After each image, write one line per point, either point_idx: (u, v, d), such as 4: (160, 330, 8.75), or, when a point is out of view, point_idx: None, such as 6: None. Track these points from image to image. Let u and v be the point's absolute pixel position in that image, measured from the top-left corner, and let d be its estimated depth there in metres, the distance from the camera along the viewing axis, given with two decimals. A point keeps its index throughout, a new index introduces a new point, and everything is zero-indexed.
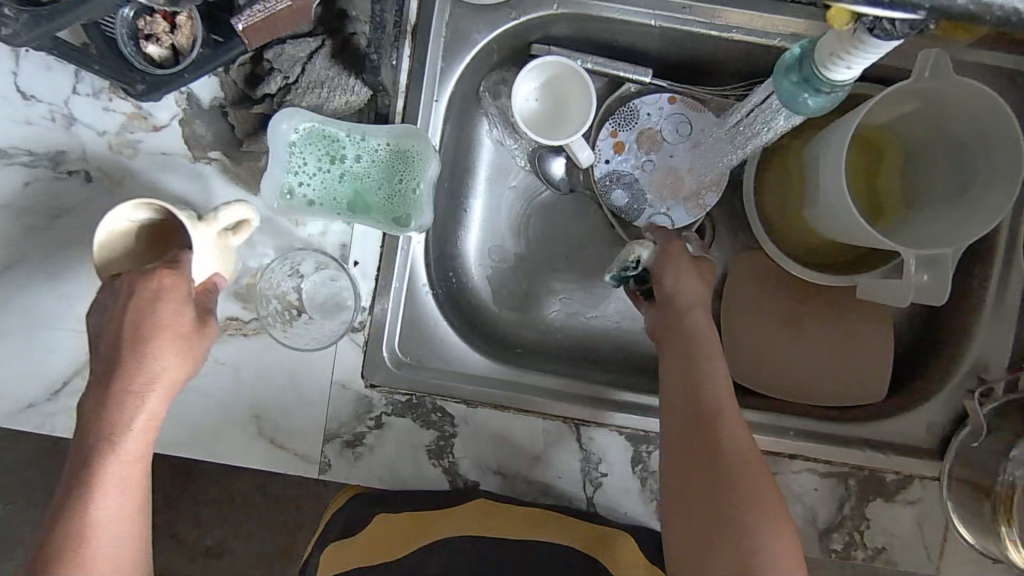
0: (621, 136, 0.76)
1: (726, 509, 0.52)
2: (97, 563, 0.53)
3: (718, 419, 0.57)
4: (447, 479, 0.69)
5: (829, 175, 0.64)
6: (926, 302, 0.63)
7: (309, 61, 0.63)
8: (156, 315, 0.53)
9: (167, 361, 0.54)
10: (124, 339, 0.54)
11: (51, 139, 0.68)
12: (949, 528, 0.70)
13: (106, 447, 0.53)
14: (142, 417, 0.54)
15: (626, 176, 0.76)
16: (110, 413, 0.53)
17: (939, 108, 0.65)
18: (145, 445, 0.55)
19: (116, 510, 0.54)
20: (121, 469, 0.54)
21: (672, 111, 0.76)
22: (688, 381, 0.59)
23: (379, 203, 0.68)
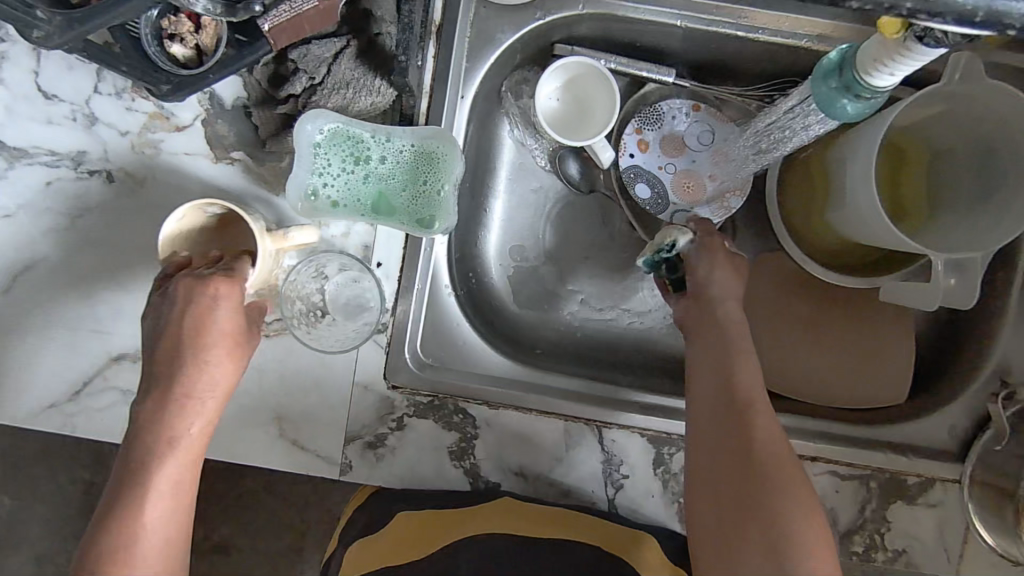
0: (646, 136, 0.76)
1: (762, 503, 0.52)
2: (143, 558, 0.55)
3: (748, 405, 0.57)
4: (468, 480, 0.69)
5: (858, 177, 0.63)
6: (954, 306, 0.63)
7: (334, 62, 0.63)
8: (216, 321, 0.57)
9: (221, 368, 0.58)
10: (185, 344, 0.57)
11: (72, 139, 0.67)
12: (970, 531, 0.70)
13: (163, 446, 0.56)
14: (199, 417, 0.57)
15: (650, 176, 0.76)
16: (169, 416, 0.57)
17: (966, 110, 0.64)
18: (200, 443, 0.58)
19: (165, 509, 0.56)
20: (174, 465, 0.57)
21: (697, 116, 0.76)
22: (719, 367, 0.59)
23: (403, 205, 0.67)
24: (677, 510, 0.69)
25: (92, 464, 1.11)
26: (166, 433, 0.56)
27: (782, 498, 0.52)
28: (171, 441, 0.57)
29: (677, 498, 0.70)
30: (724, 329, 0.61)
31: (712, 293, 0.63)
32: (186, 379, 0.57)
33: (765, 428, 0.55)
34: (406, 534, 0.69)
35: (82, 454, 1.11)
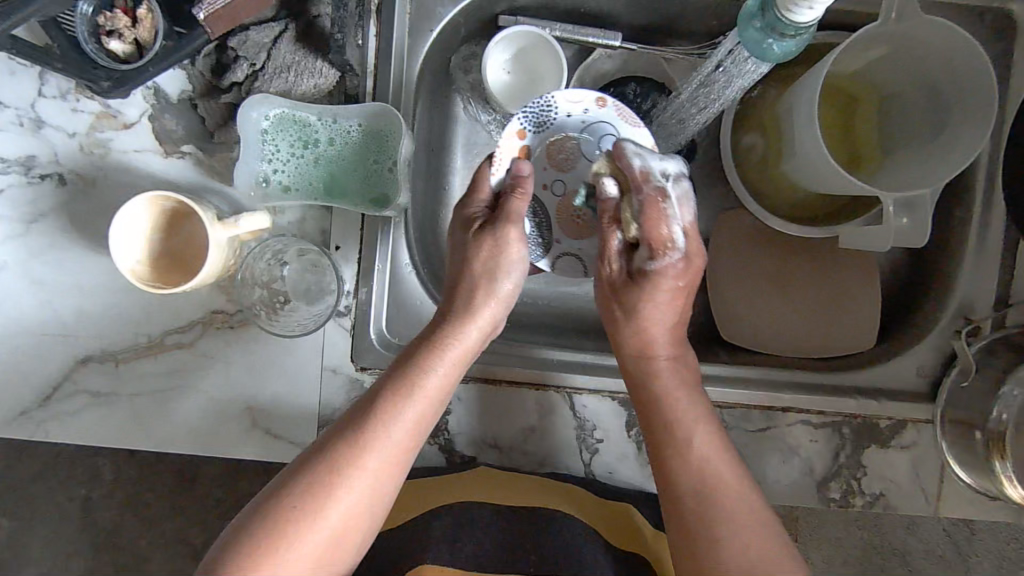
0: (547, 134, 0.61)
1: (709, 529, 0.56)
2: (292, 552, 0.51)
3: (689, 441, 0.60)
4: (444, 456, 0.70)
5: (804, 125, 0.64)
6: (908, 245, 0.64)
7: (274, 47, 0.64)
8: (456, 334, 0.60)
9: (445, 367, 0.59)
10: (423, 351, 0.59)
11: (20, 145, 0.67)
12: (945, 468, 0.70)
13: (366, 437, 0.54)
14: (413, 409, 0.56)
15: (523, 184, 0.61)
16: (400, 410, 0.56)
17: (908, 50, 0.65)
18: (406, 442, 0.56)
19: (354, 505, 0.53)
20: (375, 459, 0.54)
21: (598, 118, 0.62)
22: (674, 471, 0.60)
23: (356, 185, 0.68)
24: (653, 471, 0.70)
25: (86, 479, 1.10)
26: (377, 425, 0.55)
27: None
28: (377, 446, 0.54)
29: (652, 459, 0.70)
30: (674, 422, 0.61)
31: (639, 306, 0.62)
32: (419, 383, 0.57)
33: (735, 509, 0.57)
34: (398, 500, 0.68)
35: (75, 470, 1.10)
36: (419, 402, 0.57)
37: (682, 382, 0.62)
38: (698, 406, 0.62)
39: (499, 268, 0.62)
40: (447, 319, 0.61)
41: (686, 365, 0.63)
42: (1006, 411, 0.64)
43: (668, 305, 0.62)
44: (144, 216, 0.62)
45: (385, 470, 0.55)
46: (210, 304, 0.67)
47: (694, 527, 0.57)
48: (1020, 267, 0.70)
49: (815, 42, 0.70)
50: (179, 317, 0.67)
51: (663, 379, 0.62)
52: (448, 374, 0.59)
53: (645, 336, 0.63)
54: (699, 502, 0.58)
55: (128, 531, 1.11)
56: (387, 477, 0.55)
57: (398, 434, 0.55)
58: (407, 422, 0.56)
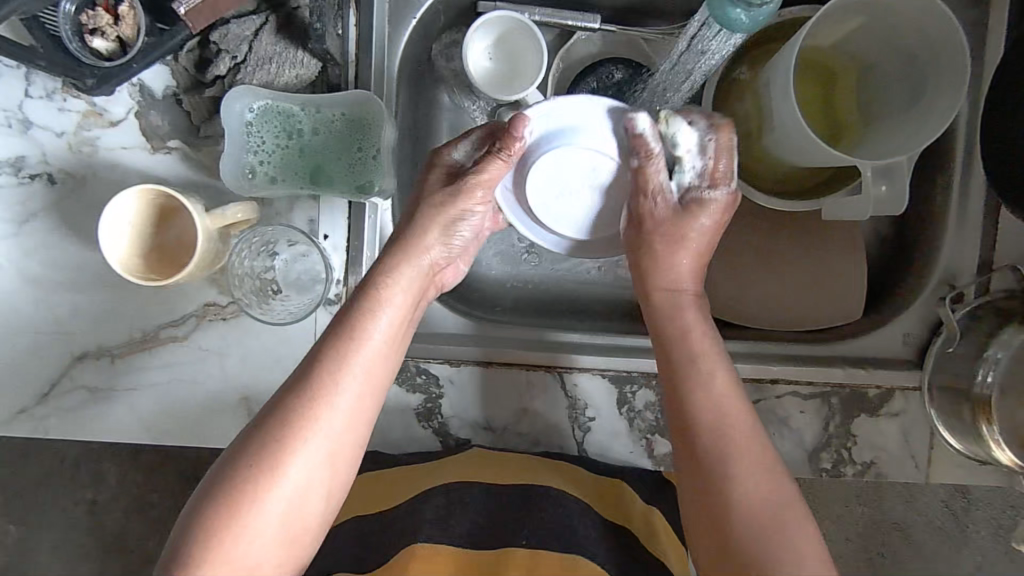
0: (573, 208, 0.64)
1: (716, 489, 0.56)
2: (249, 524, 0.51)
3: (697, 373, 0.60)
4: (438, 440, 0.71)
5: (781, 98, 0.64)
6: (888, 213, 0.65)
7: (255, 39, 0.65)
8: (393, 281, 0.60)
9: (387, 319, 0.59)
10: (359, 302, 0.59)
11: (9, 147, 0.68)
12: (934, 435, 0.71)
13: (313, 395, 0.54)
14: (357, 361, 0.56)
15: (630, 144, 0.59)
16: (340, 364, 0.56)
17: (883, 20, 0.65)
18: (355, 400, 0.56)
19: (308, 469, 0.53)
20: (328, 417, 0.54)
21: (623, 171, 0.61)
22: (711, 447, 0.57)
23: (341, 173, 0.68)
24: (646, 447, 0.70)
25: (91, 482, 1.11)
26: (320, 384, 0.55)
27: (784, 559, 0.53)
28: (324, 406, 0.54)
29: (644, 435, 0.70)
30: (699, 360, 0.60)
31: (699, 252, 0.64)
32: (359, 338, 0.57)
33: (747, 480, 0.56)
34: (390, 484, 0.68)
35: (80, 473, 1.11)
36: (365, 354, 0.57)
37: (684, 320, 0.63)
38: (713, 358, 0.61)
39: (434, 213, 0.62)
40: (383, 266, 0.61)
41: (710, 306, 0.65)
42: (992, 373, 0.65)
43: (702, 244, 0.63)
44: (130, 210, 0.63)
45: (340, 430, 0.55)
46: (202, 296, 0.68)
47: (706, 497, 0.57)
48: (1003, 232, 0.71)
49: (791, 17, 0.71)
50: (172, 311, 0.68)
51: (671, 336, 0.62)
52: (391, 324, 0.59)
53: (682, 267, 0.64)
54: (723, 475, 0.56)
55: (134, 532, 1.12)
56: (344, 437, 0.55)
57: (348, 390, 0.55)
58: (351, 377, 0.56)
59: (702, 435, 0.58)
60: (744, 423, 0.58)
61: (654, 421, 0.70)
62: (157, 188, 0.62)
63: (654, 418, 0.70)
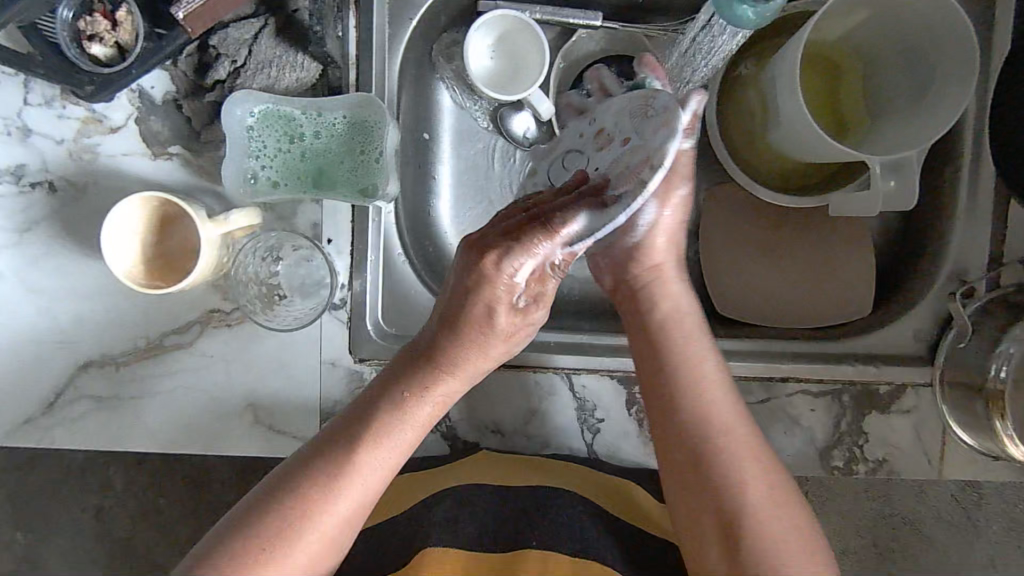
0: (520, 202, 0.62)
1: (701, 460, 0.58)
2: None
3: (687, 363, 0.61)
4: (446, 443, 0.70)
5: (787, 93, 0.63)
6: (896, 209, 0.64)
7: (254, 42, 0.64)
8: (427, 390, 0.60)
9: (412, 425, 0.60)
10: (387, 401, 0.59)
11: (10, 155, 0.67)
12: (946, 431, 0.70)
13: (324, 500, 0.55)
14: (374, 473, 0.57)
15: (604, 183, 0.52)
16: (356, 472, 0.57)
17: (890, 12, 0.65)
18: (363, 506, 0.57)
19: (302, 562, 0.55)
20: (330, 521, 0.56)
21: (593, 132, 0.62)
22: (689, 427, 0.59)
23: (344, 177, 0.67)
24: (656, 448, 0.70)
25: (96, 487, 1.11)
26: (335, 490, 0.56)
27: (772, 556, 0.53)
28: (331, 508, 0.56)
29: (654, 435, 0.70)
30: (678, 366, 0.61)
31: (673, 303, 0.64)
32: (383, 432, 0.58)
33: (734, 453, 0.58)
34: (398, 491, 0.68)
35: (84, 478, 1.10)
36: (379, 468, 0.58)
37: (685, 364, 0.61)
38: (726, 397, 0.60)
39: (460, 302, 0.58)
40: (416, 365, 0.61)
41: (688, 302, 0.65)
42: (1005, 368, 0.64)
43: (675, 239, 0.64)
44: (133, 219, 0.62)
45: (336, 534, 0.56)
46: (206, 303, 0.68)
47: (692, 466, 0.58)
48: (1014, 225, 0.70)
49: (797, 11, 0.70)
50: (176, 318, 0.68)
51: (654, 316, 0.63)
52: (413, 433, 0.60)
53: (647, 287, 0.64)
54: (705, 448, 0.58)
55: (142, 537, 1.12)
56: (338, 536, 0.56)
57: (354, 498, 0.57)
58: (362, 487, 0.57)
59: (684, 413, 0.60)
60: (734, 428, 0.59)
61: None
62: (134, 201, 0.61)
63: None
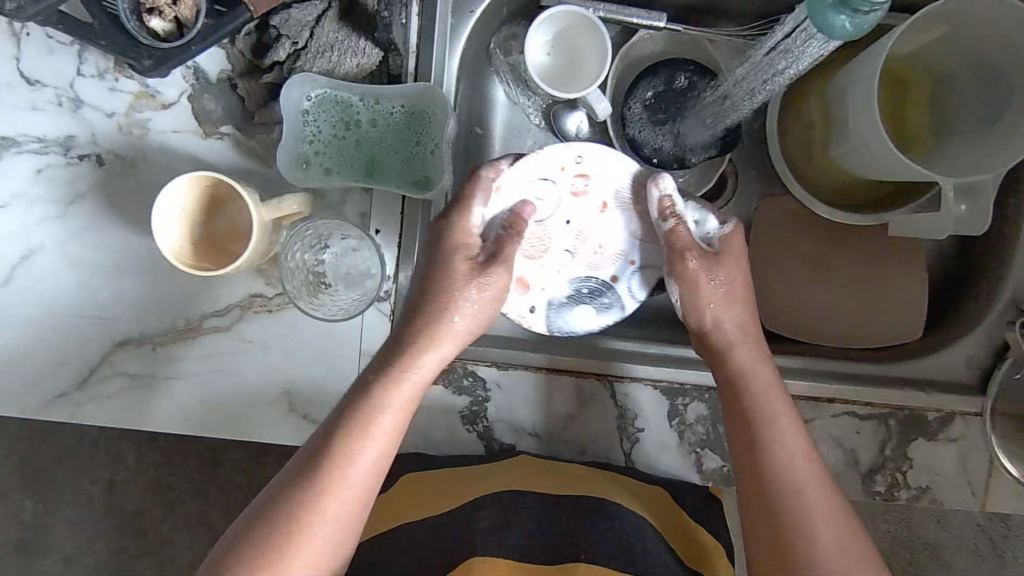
0: (492, 177, 0.64)
1: (773, 498, 0.56)
2: None
3: (763, 404, 0.60)
4: (482, 444, 0.68)
5: (861, 106, 0.62)
6: (966, 232, 0.63)
7: (317, 25, 0.63)
8: (402, 377, 0.58)
9: (396, 412, 0.57)
10: (363, 392, 0.57)
11: (58, 125, 0.66)
12: (994, 462, 0.68)
13: (310, 501, 0.53)
14: (359, 462, 0.55)
15: (614, 291, 0.68)
16: (342, 465, 0.55)
17: (969, 29, 0.63)
18: (355, 502, 0.55)
19: (304, 567, 0.53)
20: (320, 522, 0.54)
21: (573, 173, 0.67)
22: (760, 464, 0.58)
23: (396, 167, 0.66)
24: (695, 461, 0.68)
25: (112, 462, 1.10)
26: (320, 487, 0.54)
27: None
28: (319, 507, 0.54)
29: (694, 449, 0.68)
30: (754, 407, 0.59)
31: (734, 347, 0.62)
32: (372, 420, 0.56)
33: (803, 494, 0.56)
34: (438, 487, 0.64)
35: (101, 452, 1.10)
36: (364, 461, 0.55)
37: (767, 411, 0.59)
38: (807, 464, 0.57)
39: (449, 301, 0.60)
40: (396, 353, 0.59)
41: (758, 342, 0.63)
42: None
43: (723, 295, 0.63)
44: (179, 199, 0.61)
45: (329, 534, 0.54)
46: (249, 287, 0.67)
47: (763, 506, 0.57)
48: None
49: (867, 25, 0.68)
50: (217, 300, 0.67)
51: (729, 359, 0.62)
52: (397, 419, 0.57)
53: (715, 328, 0.63)
54: (776, 487, 0.57)
55: (154, 515, 1.11)
56: (334, 536, 0.54)
57: (344, 493, 0.55)
58: (351, 480, 0.55)
59: (759, 451, 0.58)
60: (808, 465, 0.58)
61: (705, 435, 0.68)
62: (165, 197, 0.59)
63: (705, 432, 0.68)
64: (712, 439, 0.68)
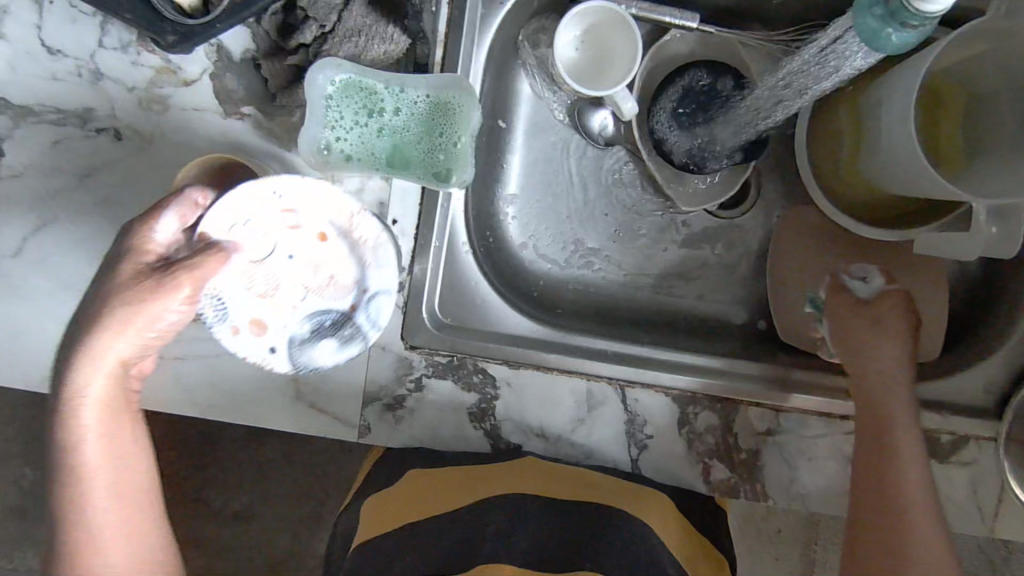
0: (201, 199, 0.53)
1: (892, 526, 0.56)
2: None
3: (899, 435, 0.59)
4: (489, 442, 0.68)
5: (895, 121, 0.61)
6: (996, 256, 0.62)
7: (345, 8, 0.60)
8: (77, 391, 0.49)
9: (91, 422, 0.50)
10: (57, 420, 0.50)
11: (77, 96, 0.65)
12: (1004, 489, 0.68)
13: (82, 525, 0.50)
14: (92, 482, 0.50)
15: (354, 322, 0.58)
16: (73, 486, 0.50)
17: None
18: (125, 510, 0.52)
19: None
20: (85, 541, 0.51)
21: (281, 210, 0.56)
22: (884, 494, 0.58)
23: (418, 157, 0.64)
24: (702, 471, 0.68)
25: None
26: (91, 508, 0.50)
27: None
28: (93, 528, 0.51)
29: (702, 458, 0.68)
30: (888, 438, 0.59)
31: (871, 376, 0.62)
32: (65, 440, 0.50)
33: (920, 530, 0.55)
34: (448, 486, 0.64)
35: None
36: (96, 479, 0.51)
37: (901, 444, 0.59)
38: (918, 492, 0.57)
39: (129, 309, 0.49)
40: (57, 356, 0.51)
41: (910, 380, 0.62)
42: None
43: (880, 335, 0.63)
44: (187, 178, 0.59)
45: (115, 552, 0.51)
46: None
47: (880, 532, 0.57)
48: None
49: None
50: None
51: (870, 386, 0.62)
52: (104, 424, 0.51)
53: (864, 358, 0.63)
54: (898, 517, 0.56)
55: None
56: (130, 550, 0.52)
57: (108, 507, 0.51)
58: (105, 497, 0.51)
59: (885, 481, 0.58)
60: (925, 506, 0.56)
61: (713, 445, 0.68)
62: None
63: (713, 441, 0.68)
64: (721, 449, 0.68)
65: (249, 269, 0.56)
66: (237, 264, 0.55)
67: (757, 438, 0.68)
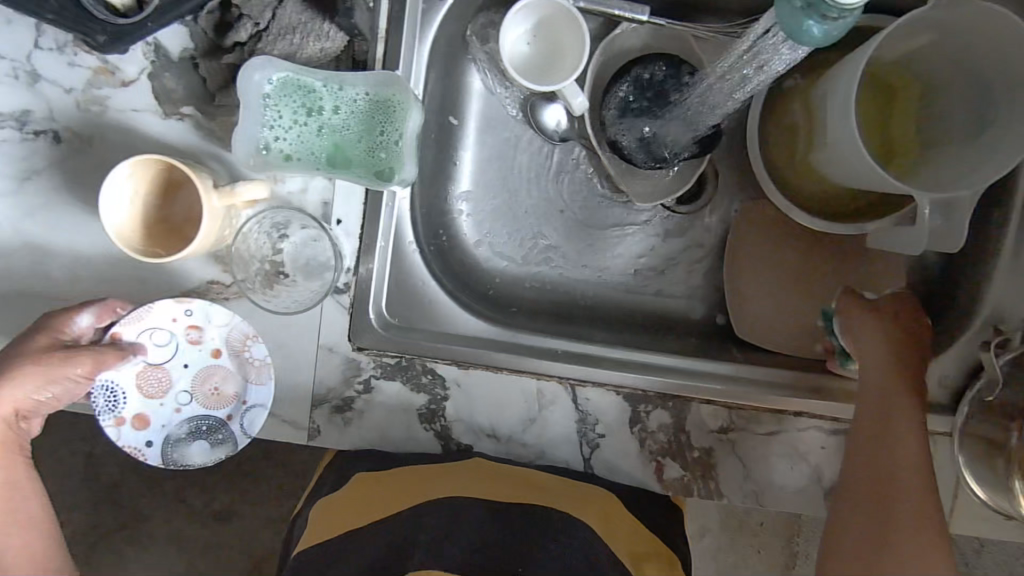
0: (116, 309, 0.61)
1: (885, 514, 0.56)
2: None
3: (895, 423, 0.59)
4: (439, 443, 0.67)
5: (839, 112, 0.59)
6: (944, 248, 0.61)
7: (280, 7, 0.61)
8: None
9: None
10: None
11: (15, 98, 0.64)
12: (960, 484, 0.67)
13: None
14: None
15: (227, 428, 0.62)
16: None
17: (956, 37, 0.60)
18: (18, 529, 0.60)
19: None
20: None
21: (185, 324, 0.62)
22: (877, 482, 0.57)
23: (359, 155, 0.63)
24: (655, 469, 0.67)
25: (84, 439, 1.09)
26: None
27: None
28: None
29: (654, 457, 0.67)
30: (885, 426, 0.59)
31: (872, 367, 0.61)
32: None
33: (911, 517, 0.55)
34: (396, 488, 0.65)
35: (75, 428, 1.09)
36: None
37: (897, 431, 0.58)
38: (915, 477, 0.56)
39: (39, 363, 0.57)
40: None
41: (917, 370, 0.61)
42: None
43: (881, 330, 0.62)
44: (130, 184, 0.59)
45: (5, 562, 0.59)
46: (206, 274, 0.65)
47: (873, 520, 0.56)
48: None
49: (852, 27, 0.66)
50: (171, 286, 0.65)
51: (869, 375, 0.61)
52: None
53: (865, 350, 0.62)
54: (889, 505, 0.56)
55: (129, 492, 1.08)
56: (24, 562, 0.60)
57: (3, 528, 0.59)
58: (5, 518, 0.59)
59: (878, 468, 0.58)
60: (920, 493, 0.55)
61: (666, 443, 0.67)
62: (116, 212, 0.59)
63: (666, 440, 0.67)
64: (673, 447, 0.67)
65: (137, 367, 0.62)
66: (134, 364, 0.62)
67: (711, 436, 0.67)
